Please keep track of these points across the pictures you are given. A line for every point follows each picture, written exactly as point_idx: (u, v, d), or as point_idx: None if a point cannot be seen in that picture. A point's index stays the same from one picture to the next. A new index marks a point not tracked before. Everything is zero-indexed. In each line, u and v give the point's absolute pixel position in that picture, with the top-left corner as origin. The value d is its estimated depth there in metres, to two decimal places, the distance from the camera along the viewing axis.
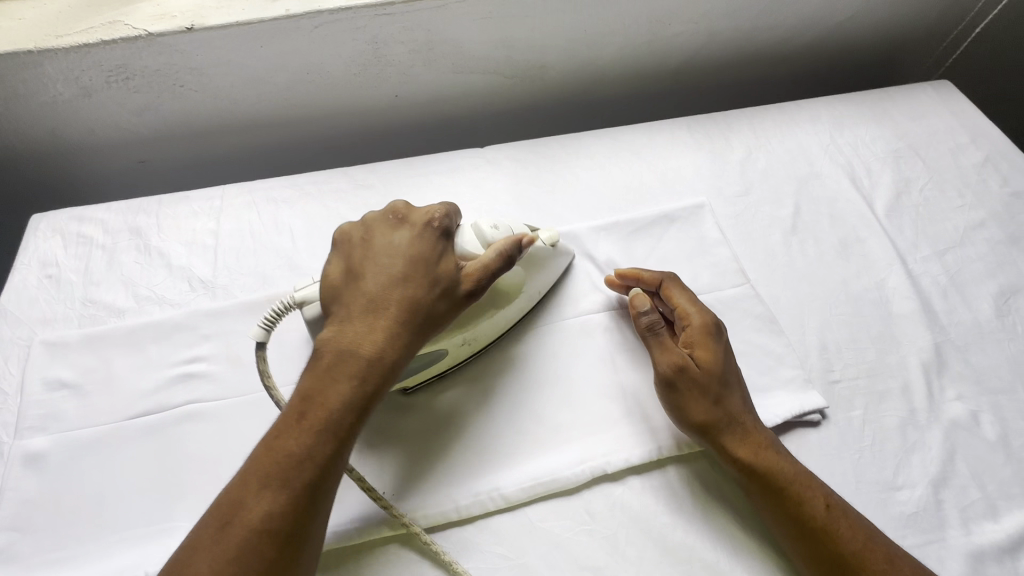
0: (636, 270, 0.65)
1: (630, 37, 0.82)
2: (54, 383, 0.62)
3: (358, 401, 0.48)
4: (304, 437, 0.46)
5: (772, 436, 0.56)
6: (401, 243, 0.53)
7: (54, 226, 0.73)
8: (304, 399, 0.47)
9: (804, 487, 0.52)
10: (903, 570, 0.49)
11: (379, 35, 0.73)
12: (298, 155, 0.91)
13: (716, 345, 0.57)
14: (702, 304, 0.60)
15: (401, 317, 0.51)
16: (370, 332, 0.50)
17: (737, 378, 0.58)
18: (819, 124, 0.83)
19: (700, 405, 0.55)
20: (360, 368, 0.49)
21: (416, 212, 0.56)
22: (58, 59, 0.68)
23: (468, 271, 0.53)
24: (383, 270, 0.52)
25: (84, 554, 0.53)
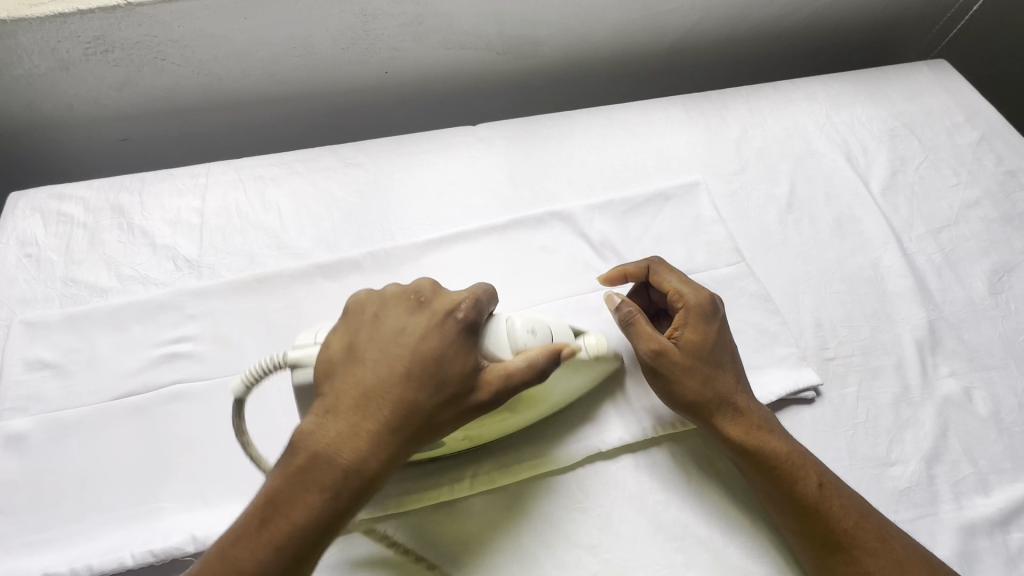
0: (619, 267, 0.62)
1: (625, 12, 0.81)
2: (35, 363, 0.60)
3: (329, 518, 0.42)
4: (261, 549, 0.41)
5: (768, 415, 0.55)
6: (414, 333, 0.47)
7: (33, 204, 0.71)
8: (271, 503, 0.42)
9: (797, 469, 0.52)
10: (896, 548, 0.49)
11: (368, 9, 0.71)
12: (286, 133, 0.89)
13: (708, 327, 0.56)
14: (696, 283, 0.59)
15: (393, 422, 0.44)
16: (356, 439, 0.44)
17: (731, 357, 0.57)
18: (815, 103, 0.83)
19: (692, 386, 0.54)
20: (337, 480, 0.43)
21: (441, 298, 0.49)
22: (34, 30, 0.66)
23: (487, 378, 0.47)
24: (385, 361, 0.46)
25: (68, 536, 0.52)
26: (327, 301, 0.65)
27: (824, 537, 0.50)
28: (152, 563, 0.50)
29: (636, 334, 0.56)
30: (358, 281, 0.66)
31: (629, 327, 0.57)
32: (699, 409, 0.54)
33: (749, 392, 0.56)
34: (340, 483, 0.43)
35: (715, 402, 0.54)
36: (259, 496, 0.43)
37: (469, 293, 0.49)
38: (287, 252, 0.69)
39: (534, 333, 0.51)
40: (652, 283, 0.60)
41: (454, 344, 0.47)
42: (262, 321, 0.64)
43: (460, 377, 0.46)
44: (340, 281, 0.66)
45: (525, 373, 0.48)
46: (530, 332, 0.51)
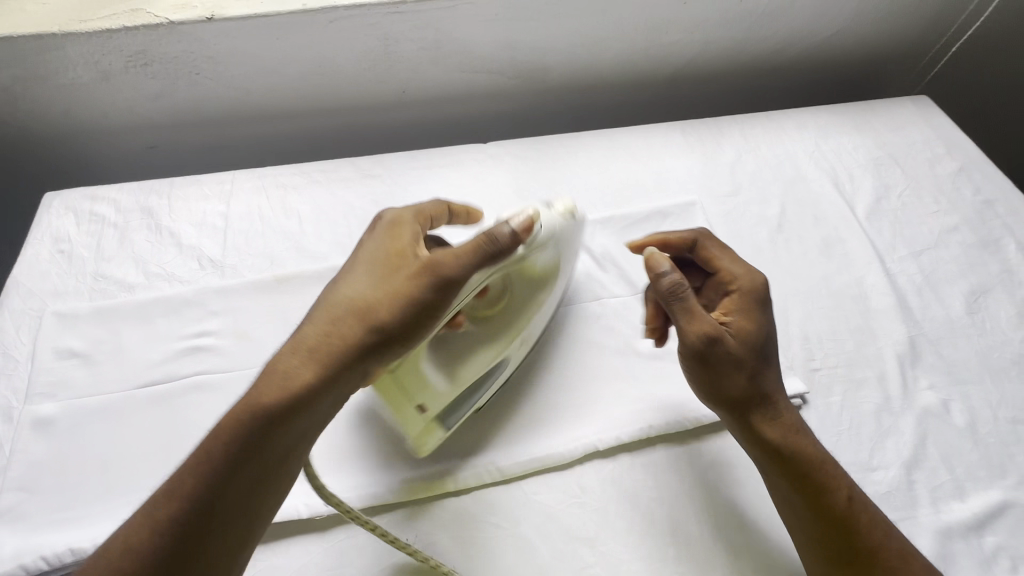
0: (664, 235, 0.65)
1: (629, 44, 0.87)
2: (65, 352, 0.63)
3: (254, 402, 0.46)
4: (235, 424, 0.45)
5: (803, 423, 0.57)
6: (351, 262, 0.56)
7: (68, 204, 0.75)
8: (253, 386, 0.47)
9: (832, 482, 0.53)
10: (914, 568, 0.50)
11: (390, 33, 0.77)
12: (306, 147, 0.94)
13: (759, 314, 0.58)
14: (747, 263, 0.61)
15: (322, 323, 0.50)
16: (291, 340, 0.50)
17: (773, 351, 0.59)
18: (805, 132, 0.88)
19: (739, 379, 0.55)
20: (266, 372, 0.48)
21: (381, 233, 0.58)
22: (81, 43, 0.71)
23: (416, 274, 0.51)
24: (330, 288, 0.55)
25: (89, 515, 0.54)
26: None
27: (845, 554, 0.51)
28: None
29: (678, 308, 0.55)
30: None
31: (671, 301, 0.55)
32: (742, 402, 0.55)
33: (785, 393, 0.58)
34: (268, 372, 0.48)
35: (757, 397, 0.56)
36: None
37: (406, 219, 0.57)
38: (305, 254, 0.73)
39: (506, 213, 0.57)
40: (703, 257, 0.63)
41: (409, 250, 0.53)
42: (281, 319, 0.67)
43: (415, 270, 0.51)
44: None
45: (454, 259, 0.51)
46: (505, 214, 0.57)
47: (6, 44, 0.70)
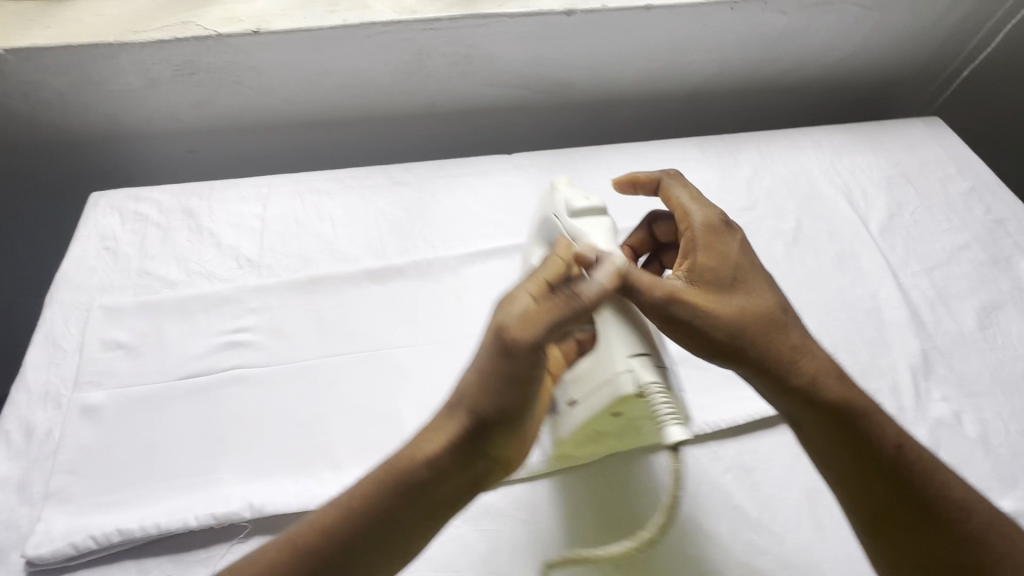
0: (632, 174, 0.64)
1: (650, 63, 0.90)
2: (111, 343, 0.66)
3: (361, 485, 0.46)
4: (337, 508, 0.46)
5: (824, 354, 0.54)
6: None
7: (113, 204, 0.79)
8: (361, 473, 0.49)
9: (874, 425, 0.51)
10: (976, 518, 0.48)
11: (424, 48, 0.81)
12: (336, 154, 0.97)
13: (722, 251, 0.55)
14: (696, 200, 0.59)
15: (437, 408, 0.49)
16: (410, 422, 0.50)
17: (757, 287, 0.55)
18: (820, 150, 0.91)
19: (715, 330, 0.52)
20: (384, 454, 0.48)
21: None
22: (134, 52, 0.76)
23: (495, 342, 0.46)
24: None
25: (133, 498, 0.57)
26: (373, 302, 0.72)
27: (904, 511, 0.49)
28: (213, 525, 0.55)
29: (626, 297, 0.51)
30: (403, 285, 0.73)
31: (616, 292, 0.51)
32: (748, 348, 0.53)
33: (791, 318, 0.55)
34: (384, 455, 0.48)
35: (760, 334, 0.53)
36: None
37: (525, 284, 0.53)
38: (338, 256, 0.77)
39: (574, 218, 0.60)
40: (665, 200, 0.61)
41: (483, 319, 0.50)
42: (315, 318, 0.70)
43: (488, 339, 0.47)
44: (386, 285, 0.73)
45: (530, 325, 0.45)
46: (572, 216, 0.60)
47: (65, 52, 0.74)
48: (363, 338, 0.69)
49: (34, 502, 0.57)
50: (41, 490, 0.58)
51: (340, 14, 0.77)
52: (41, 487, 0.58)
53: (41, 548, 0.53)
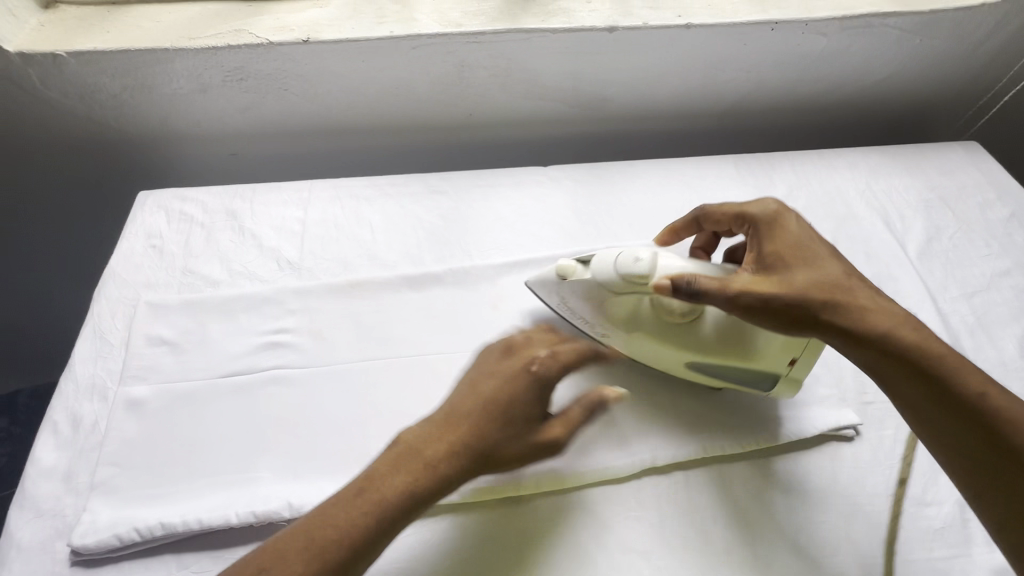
0: (668, 225, 0.71)
1: (686, 81, 0.91)
2: (156, 339, 0.68)
3: (398, 498, 0.50)
4: (347, 517, 0.49)
5: (901, 313, 0.55)
6: (505, 373, 0.57)
7: (159, 203, 0.82)
8: (365, 477, 0.51)
9: (955, 376, 0.52)
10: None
11: (466, 60, 0.83)
12: (373, 160, 0.99)
13: (784, 240, 0.59)
14: (743, 205, 0.63)
15: (471, 443, 0.53)
16: (436, 443, 0.53)
17: (826, 265, 0.57)
18: (856, 171, 0.91)
19: (799, 313, 0.54)
20: (418, 467, 0.51)
21: (527, 348, 0.60)
22: (188, 58, 0.78)
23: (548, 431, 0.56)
24: (478, 391, 0.56)
25: (175, 492, 0.58)
26: (410, 309, 0.72)
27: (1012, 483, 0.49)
28: (253, 523, 0.56)
29: (704, 299, 0.54)
30: (439, 293, 0.74)
31: (695, 298, 0.54)
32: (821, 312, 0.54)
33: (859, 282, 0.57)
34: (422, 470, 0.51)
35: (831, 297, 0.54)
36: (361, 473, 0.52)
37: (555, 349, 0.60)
38: (376, 262, 0.78)
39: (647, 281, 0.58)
40: (710, 214, 0.66)
41: (521, 381, 0.56)
42: (353, 321, 0.71)
43: (522, 415, 0.55)
44: (422, 291, 0.74)
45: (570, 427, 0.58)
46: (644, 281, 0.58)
47: (123, 56, 0.77)
48: (401, 343, 0.69)
49: (80, 492, 0.58)
50: (87, 480, 0.59)
51: (387, 26, 0.79)
52: (87, 477, 0.59)
53: (87, 538, 0.54)
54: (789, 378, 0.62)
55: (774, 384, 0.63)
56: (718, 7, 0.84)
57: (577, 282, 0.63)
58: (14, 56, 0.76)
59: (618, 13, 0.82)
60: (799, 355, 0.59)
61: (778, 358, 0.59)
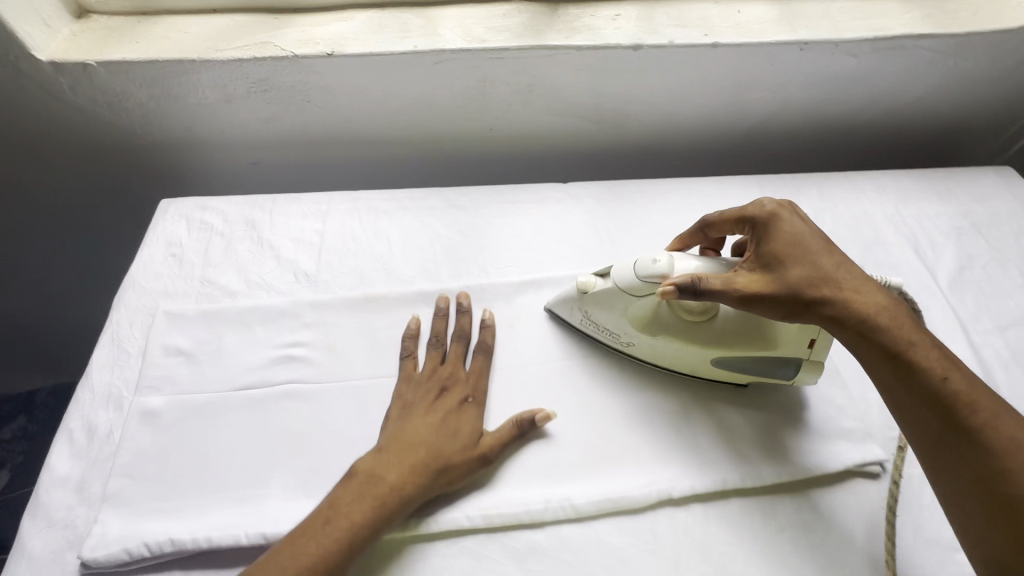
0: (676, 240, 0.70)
1: (711, 99, 0.90)
2: (172, 349, 0.68)
3: (369, 522, 0.53)
4: (318, 546, 0.51)
5: (890, 305, 0.54)
6: (444, 403, 0.62)
7: (180, 211, 0.82)
8: (329, 506, 0.54)
9: (929, 361, 0.52)
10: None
11: (489, 76, 0.83)
12: (392, 172, 0.99)
13: (780, 235, 0.58)
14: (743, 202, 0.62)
15: (427, 464, 0.57)
16: (394, 468, 0.56)
17: (819, 260, 0.56)
18: (884, 195, 0.89)
19: (784, 309, 0.55)
20: (382, 493, 0.55)
21: (458, 380, 0.65)
22: (214, 69, 0.79)
23: (495, 446, 0.60)
24: (422, 420, 0.61)
25: (185, 507, 0.58)
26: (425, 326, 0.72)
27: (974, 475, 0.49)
28: (262, 544, 0.55)
29: (710, 298, 0.56)
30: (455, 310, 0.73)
31: (700, 296, 0.56)
32: (808, 301, 0.54)
33: (855, 273, 0.56)
34: (387, 495, 0.55)
35: (821, 288, 0.54)
36: (325, 502, 0.55)
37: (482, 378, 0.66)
38: (393, 277, 0.77)
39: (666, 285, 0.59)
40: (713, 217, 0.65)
41: (458, 410, 0.62)
42: (368, 337, 0.70)
43: (467, 434, 0.60)
44: None
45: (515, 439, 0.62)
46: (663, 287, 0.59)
47: (151, 66, 0.78)
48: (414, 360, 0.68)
49: (92, 503, 0.58)
50: (99, 491, 0.59)
51: (410, 40, 0.79)
52: (99, 488, 0.59)
53: (97, 551, 0.54)
54: (813, 363, 0.63)
55: (799, 370, 0.64)
56: (745, 26, 0.83)
57: (598, 294, 0.65)
58: (46, 65, 0.77)
59: (643, 31, 0.81)
60: (819, 337, 0.60)
61: (796, 342, 0.61)
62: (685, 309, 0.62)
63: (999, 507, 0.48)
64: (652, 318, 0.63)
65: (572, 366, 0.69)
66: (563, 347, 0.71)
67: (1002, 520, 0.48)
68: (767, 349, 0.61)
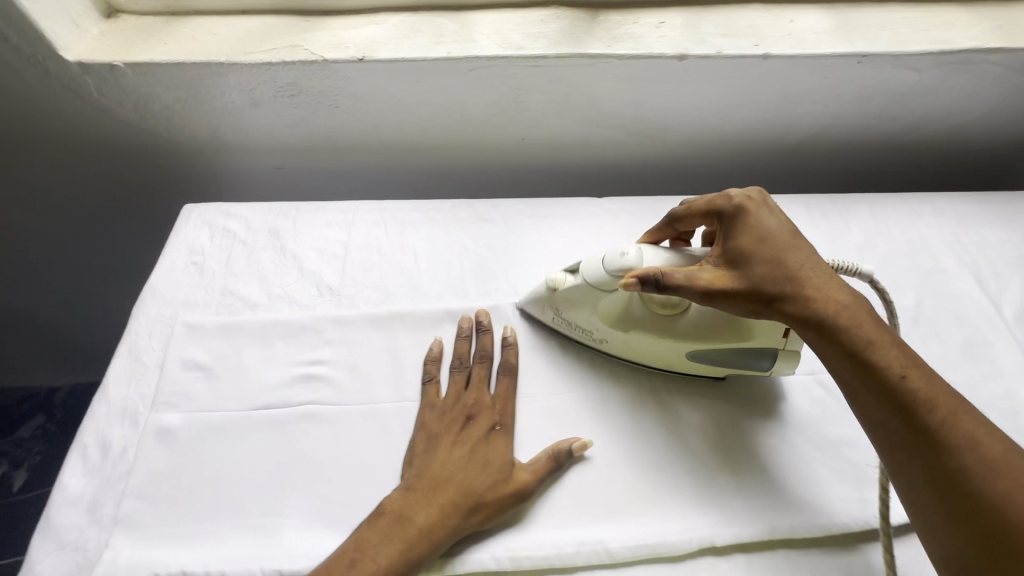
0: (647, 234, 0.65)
1: (757, 112, 0.85)
2: (190, 364, 0.66)
3: (397, 566, 0.51)
4: None
5: (852, 301, 0.53)
6: (473, 433, 0.59)
7: (204, 217, 0.80)
8: (355, 547, 0.52)
9: (885, 354, 0.50)
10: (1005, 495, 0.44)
11: (524, 84, 0.79)
12: (419, 181, 0.96)
13: (746, 227, 0.56)
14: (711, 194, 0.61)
15: (457, 504, 0.54)
16: (422, 507, 0.54)
17: (783, 253, 0.55)
18: (943, 219, 0.83)
19: (745, 303, 0.54)
20: (411, 534, 0.52)
21: (486, 408, 0.61)
22: (242, 72, 0.76)
23: (528, 481, 0.57)
24: (451, 453, 0.57)
25: (199, 535, 0.55)
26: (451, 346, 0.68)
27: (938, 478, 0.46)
28: None
29: (673, 292, 0.55)
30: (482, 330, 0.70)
31: (664, 290, 0.54)
32: (770, 291, 0.53)
33: (818, 266, 0.55)
34: (415, 537, 0.52)
35: (783, 282, 0.53)
36: (350, 542, 0.52)
37: (509, 405, 0.62)
38: (419, 292, 0.74)
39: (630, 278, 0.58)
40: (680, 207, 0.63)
41: (486, 441, 0.58)
42: (391, 357, 0.67)
43: (499, 466, 0.57)
44: None
45: (548, 472, 0.58)
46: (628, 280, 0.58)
47: (178, 68, 0.76)
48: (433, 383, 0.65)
49: (103, 525, 0.56)
50: (111, 512, 0.57)
51: (444, 46, 0.76)
52: (111, 509, 0.57)
53: None
54: (788, 351, 0.61)
55: (775, 360, 0.62)
56: (798, 36, 0.77)
57: (570, 291, 0.64)
58: (73, 65, 0.75)
59: (689, 40, 0.77)
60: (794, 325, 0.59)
61: (772, 330, 0.59)
62: (657, 302, 0.60)
63: (955, 504, 0.45)
64: (624, 314, 0.62)
65: (605, 395, 0.65)
66: (597, 374, 0.67)
67: (960, 522, 0.45)
68: (743, 340, 0.60)
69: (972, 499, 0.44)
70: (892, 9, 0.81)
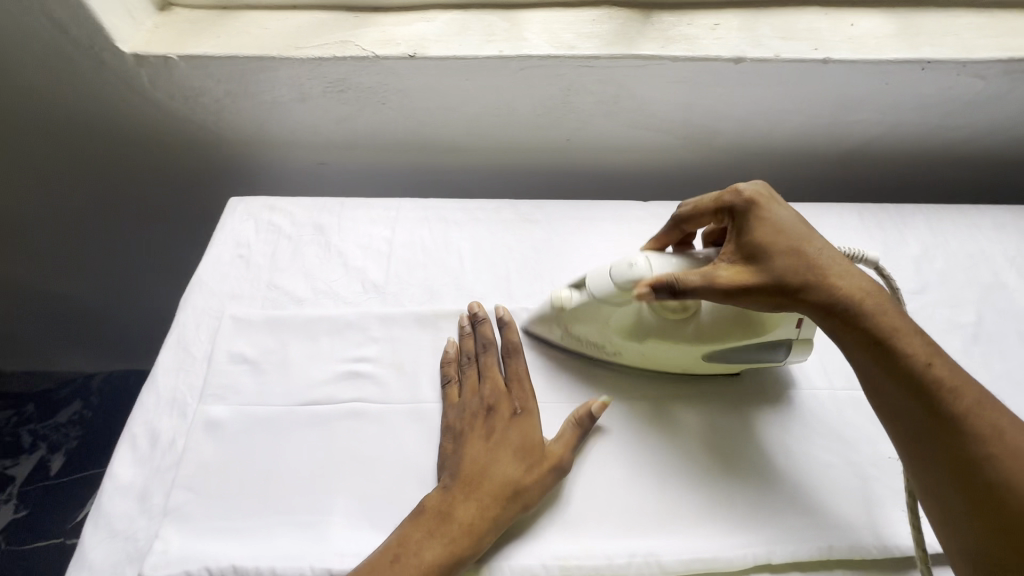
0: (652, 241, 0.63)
1: (810, 118, 0.83)
2: (238, 357, 0.66)
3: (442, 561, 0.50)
4: None
5: (871, 291, 0.50)
6: (499, 421, 0.58)
7: (249, 211, 0.80)
8: (397, 543, 0.51)
9: (908, 343, 0.47)
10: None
11: (574, 84, 0.78)
12: (462, 180, 0.95)
13: (759, 221, 0.53)
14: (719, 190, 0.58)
15: (494, 492, 0.53)
16: (460, 500, 0.53)
17: (798, 245, 0.52)
18: (1004, 232, 0.80)
19: (762, 298, 0.52)
20: (452, 528, 0.52)
21: (506, 395, 0.60)
22: (291, 67, 0.76)
23: (560, 461, 0.56)
24: (481, 443, 0.57)
25: (248, 529, 0.55)
26: None
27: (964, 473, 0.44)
28: None
29: (691, 296, 0.52)
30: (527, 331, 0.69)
31: (679, 297, 0.52)
32: (787, 285, 0.51)
33: (834, 257, 0.52)
34: (457, 529, 0.51)
35: (801, 275, 0.51)
36: (392, 539, 0.52)
37: (528, 387, 0.61)
38: (463, 292, 0.73)
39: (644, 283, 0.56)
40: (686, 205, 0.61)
41: (512, 427, 0.57)
42: (436, 356, 0.66)
43: (529, 450, 0.56)
44: None
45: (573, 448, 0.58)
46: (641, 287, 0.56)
47: (229, 62, 0.76)
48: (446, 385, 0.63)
49: (154, 515, 0.56)
50: (161, 502, 0.57)
51: (495, 45, 0.75)
52: (161, 499, 0.57)
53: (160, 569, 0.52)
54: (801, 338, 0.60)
55: (789, 349, 0.61)
56: (859, 41, 0.75)
57: (577, 307, 0.61)
58: (128, 57, 0.76)
59: (746, 43, 0.75)
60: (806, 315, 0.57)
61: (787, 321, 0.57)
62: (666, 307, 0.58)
63: (985, 504, 0.42)
64: (636, 324, 0.60)
65: (654, 402, 0.63)
66: (645, 380, 0.65)
67: (986, 518, 0.42)
68: (759, 334, 0.58)
69: (1000, 490, 0.42)
70: (956, 15, 0.79)
